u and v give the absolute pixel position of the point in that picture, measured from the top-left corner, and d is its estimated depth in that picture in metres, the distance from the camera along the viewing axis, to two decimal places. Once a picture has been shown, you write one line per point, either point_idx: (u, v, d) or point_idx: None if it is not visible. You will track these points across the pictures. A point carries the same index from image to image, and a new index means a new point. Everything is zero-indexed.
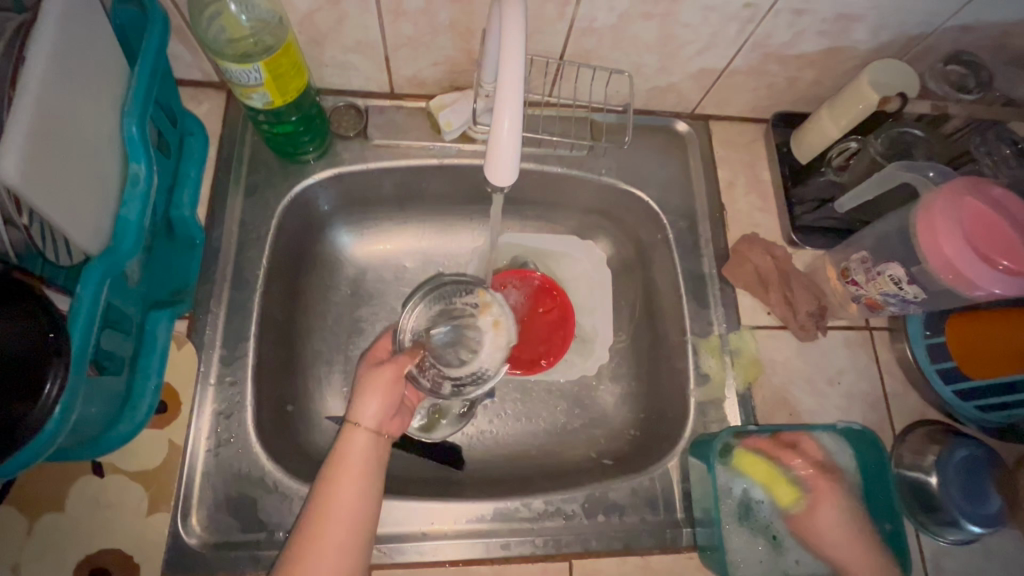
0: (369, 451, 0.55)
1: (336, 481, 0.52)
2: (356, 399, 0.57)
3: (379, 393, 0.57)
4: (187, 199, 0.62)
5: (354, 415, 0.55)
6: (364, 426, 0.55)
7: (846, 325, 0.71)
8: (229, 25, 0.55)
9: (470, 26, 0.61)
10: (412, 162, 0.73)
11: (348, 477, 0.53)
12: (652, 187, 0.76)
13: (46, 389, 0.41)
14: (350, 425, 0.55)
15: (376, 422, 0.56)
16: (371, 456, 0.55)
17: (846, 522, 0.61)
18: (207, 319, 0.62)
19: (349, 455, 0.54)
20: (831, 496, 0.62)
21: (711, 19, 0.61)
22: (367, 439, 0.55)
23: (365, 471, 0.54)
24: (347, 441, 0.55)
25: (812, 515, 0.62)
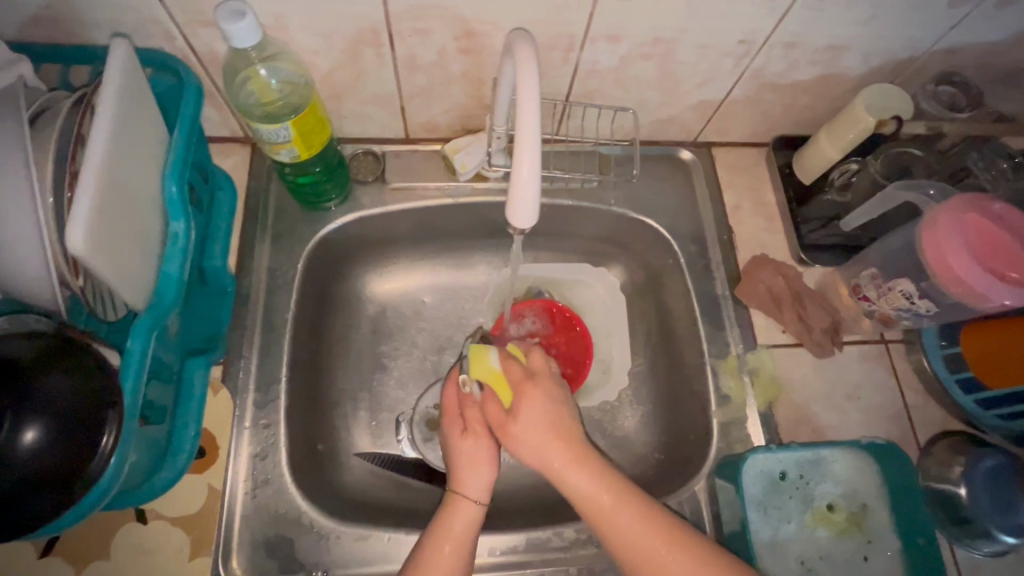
0: (471, 526, 0.56)
1: (437, 550, 0.54)
2: (457, 471, 0.59)
3: (477, 455, 0.58)
4: (219, 250, 0.65)
5: (457, 486, 0.58)
6: (469, 498, 0.57)
7: (861, 340, 0.72)
8: (260, 89, 0.58)
9: (480, 75, 0.65)
10: (428, 203, 0.76)
11: (451, 547, 0.55)
12: (660, 214, 0.78)
13: (103, 441, 0.43)
14: (455, 495, 0.57)
15: (478, 494, 0.57)
16: (472, 529, 0.56)
17: (534, 415, 0.58)
18: (240, 364, 0.64)
19: (454, 526, 0.56)
20: (538, 398, 0.58)
21: (708, 56, 0.65)
22: (467, 511, 0.56)
23: (465, 545, 0.55)
24: (452, 511, 0.56)
25: (565, 471, 0.55)
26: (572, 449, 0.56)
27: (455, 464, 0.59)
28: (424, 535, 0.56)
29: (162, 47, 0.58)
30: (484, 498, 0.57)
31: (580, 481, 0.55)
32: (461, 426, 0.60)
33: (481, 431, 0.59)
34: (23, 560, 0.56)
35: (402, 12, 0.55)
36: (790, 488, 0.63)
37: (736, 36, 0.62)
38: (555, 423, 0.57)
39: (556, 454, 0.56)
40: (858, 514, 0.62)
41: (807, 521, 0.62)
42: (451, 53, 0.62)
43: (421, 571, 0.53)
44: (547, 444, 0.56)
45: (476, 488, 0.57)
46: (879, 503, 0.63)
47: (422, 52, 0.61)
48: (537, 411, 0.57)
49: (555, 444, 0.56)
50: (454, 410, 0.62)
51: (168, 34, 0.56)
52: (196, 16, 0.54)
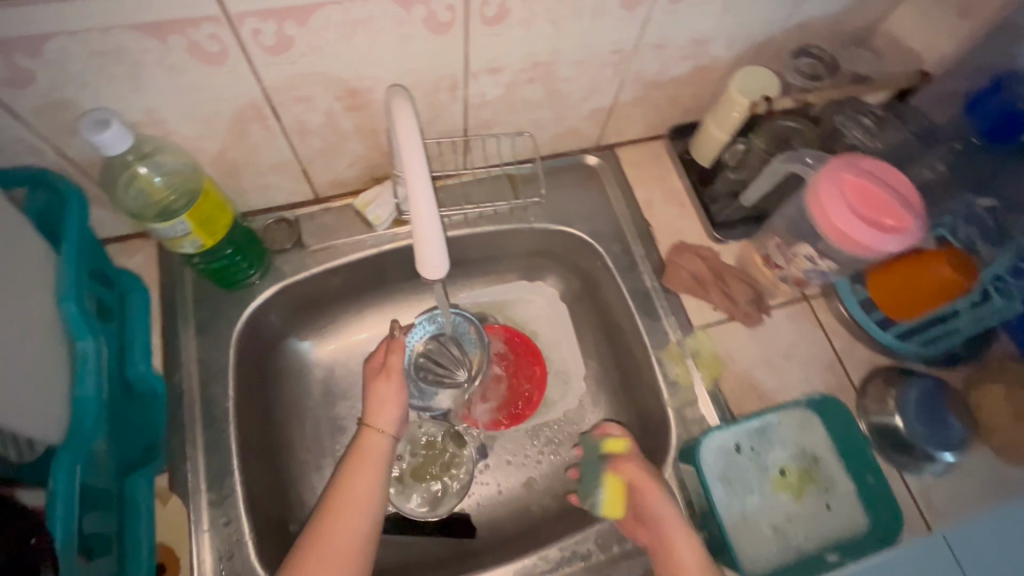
0: (382, 449, 0.64)
1: (357, 471, 0.62)
2: (369, 404, 0.66)
3: (386, 394, 0.66)
4: (140, 354, 0.63)
5: (368, 420, 0.65)
6: (381, 428, 0.64)
7: (784, 301, 0.77)
8: (148, 188, 0.57)
9: (374, 127, 0.65)
10: (352, 257, 0.75)
11: (365, 468, 0.62)
12: (580, 221, 0.81)
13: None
14: (366, 426, 0.64)
15: (389, 424, 0.65)
16: (383, 453, 0.64)
17: (665, 515, 0.60)
18: (186, 466, 0.62)
19: (368, 451, 0.63)
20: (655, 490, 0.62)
21: (587, 69, 0.67)
22: (379, 440, 0.64)
23: (379, 468, 0.63)
24: (364, 440, 0.64)
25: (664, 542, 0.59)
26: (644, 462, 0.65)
27: (369, 399, 0.66)
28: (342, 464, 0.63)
29: (31, 162, 0.55)
30: (394, 429, 0.65)
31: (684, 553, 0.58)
32: (381, 372, 0.67)
33: (393, 370, 0.67)
34: None
35: (279, 84, 0.55)
36: (747, 459, 0.66)
37: (608, 47, 0.65)
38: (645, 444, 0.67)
39: (642, 479, 0.63)
40: (811, 468, 0.66)
41: (770, 486, 0.65)
42: (338, 113, 0.62)
43: (344, 489, 0.60)
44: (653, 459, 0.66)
45: (386, 420, 0.65)
46: (826, 453, 0.67)
47: (309, 116, 0.61)
48: (665, 503, 0.61)
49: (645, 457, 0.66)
50: (376, 369, 0.68)
51: (35, 149, 0.54)
52: (61, 126, 0.52)
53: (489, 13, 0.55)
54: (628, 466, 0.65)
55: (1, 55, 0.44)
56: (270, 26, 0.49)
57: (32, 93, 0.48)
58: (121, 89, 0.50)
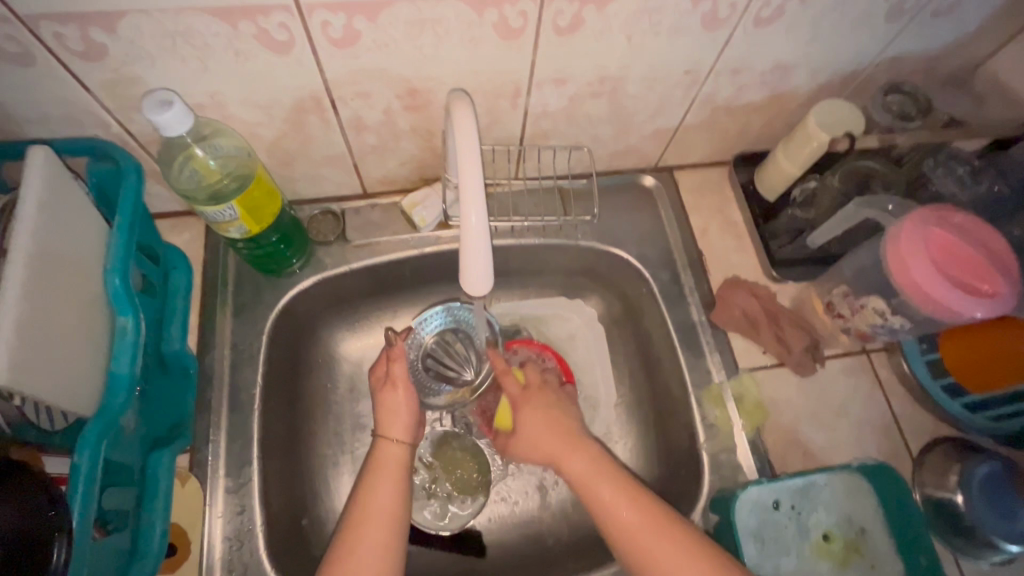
0: (400, 457, 0.63)
1: (377, 483, 0.61)
2: (382, 415, 0.66)
3: (399, 404, 0.66)
4: (177, 331, 0.63)
5: (382, 431, 0.65)
6: (395, 437, 0.64)
7: (842, 353, 0.72)
8: (201, 168, 0.56)
9: (430, 128, 0.64)
10: (393, 256, 0.74)
11: (385, 479, 0.61)
12: (629, 243, 0.77)
13: (55, 557, 0.40)
14: (381, 438, 0.64)
15: (402, 432, 0.65)
16: (401, 462, 0.63)
17: (548, 432, 0.65)
18: (208, 449, 0.62)
19: (385, 462, 0.63)
20: (537, 409, 0.68)
21: (657, 88, 0.64)
22: (397, 450, 0.64)
23: (400, 478, 0.62)
24: (382, 451, 0.63)
25: (586, 487, 0.61)
26: (573, 446, 0.64)
27: (379, 410, 0.66)
28: (360, 475, 0.62)
29: (97, 133, 0.56)
30: (409, 438, 0.65)
31: (605, 492, 0.59)
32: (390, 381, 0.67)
33: (401, 379, 0.66)
34: None
35: (341, 78, 0.55)
36: (786, 521, 0.61)
37: (682, 67, 0.62)
38: (557, 425, 0.66)
39: (539, 429, 0.66)
40: (858, 538, 0.61)
41: (808, 552, 0.60)
42: (396, 111, 0.60)
43: (366, 501, 0.59)
44: (549, 433, 0.65)
45: (400, 429, 0.65)
46: (874, 523, 0.61)
47: (367, 113, 0.60)
48: (530, 414, 0.67)
49: (545, 419, 0.66)
50: (383, 378, 0.68)
51: (102, 121, 0.55)
52: (128, 102, 0.53)
53: (563, 22, 0.53)
54: (530, 411, 0.68)
55: (78, 28, 0.45)
56: (339, 19, 0.48)
57: (104, 67, 0.49)
58: (189, 70, 0.50)
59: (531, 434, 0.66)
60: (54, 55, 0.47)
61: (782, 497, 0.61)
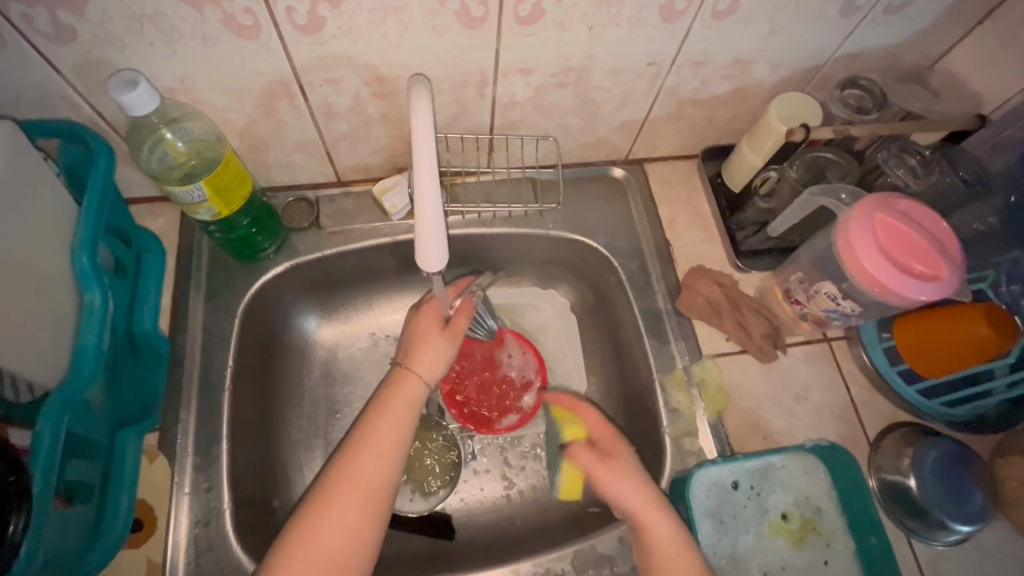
0: (418, 395, 0.64)
1: (389, 412, 0.62)
2: (412, 350, 0.66)
3: (436, 345, 0.66)
4: (148, 313, 0.64)
5: (408, 363, 0.65)
6: (422, 374, 0.65)
7: (803, 341, 0.73)
8: (172, 150, 0.58)
9: (400, 116, 0.65)
10: (366, 244, 0.76)
11: (398, 409, 0.62)
12: (599, 233, 0.79)
13: (12, 527, 0.41)
14: (406, 369, 0.65)
15: (428, 372, 0.65)
16: (417, 397, 0.64)
17: (636, 495, 0.59)
18: (177, 427, 0.63)
19: (405, 395, 0.63)
20: (632, 476, 0.60)
21: (621, 79, 0.66)
22: (417, 385, 0.64)
23: (410, 412, 0.63)
24: (403, 381, 0.64)
25: (648, 525, 0.57)
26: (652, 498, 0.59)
27: (414, 344, 0.67)
28: (377, 402, 0.63)
29: (69, 116, 0.57)
30: (434, 379, 0.65)
31: (660, 533, 0.57)
32: (437, 322, 0.67)
33: (456, 327, 0.68)
34: None
35: (308, 64, 0.56)
36: (743, 500, 0.63)
37: (644, 59, 0.63)
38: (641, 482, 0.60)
39: (632, 490, 0.60)
40: (815, 518, 0.63)
41: (764, 531, 0.62)
42: (365, 98, 0.62)
43: (375, 427, 0.60)
44: (637, 493, 0.59)
45: (429, 368, 0.65)
46: (826, 502, 0.63)
47: (336, 99, 0.61)
48: (635, 482, 0.60)
49: (635, 483, 0.60)
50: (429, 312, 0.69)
51: (73, 103, 0.56)
52: (97, 85, 0.54)
53: (523, 12, 0.54)
54: (616, 468, 0.61)
55: (46, 11, 0.46)
56: (303, 5, 0.50)
57: (73, 49, 0.50)
58: (157, 54, 0.52)
59: (623, 491, 0.60)
60: (23, 37, 0.48)
61: (739, 477, 0.63)
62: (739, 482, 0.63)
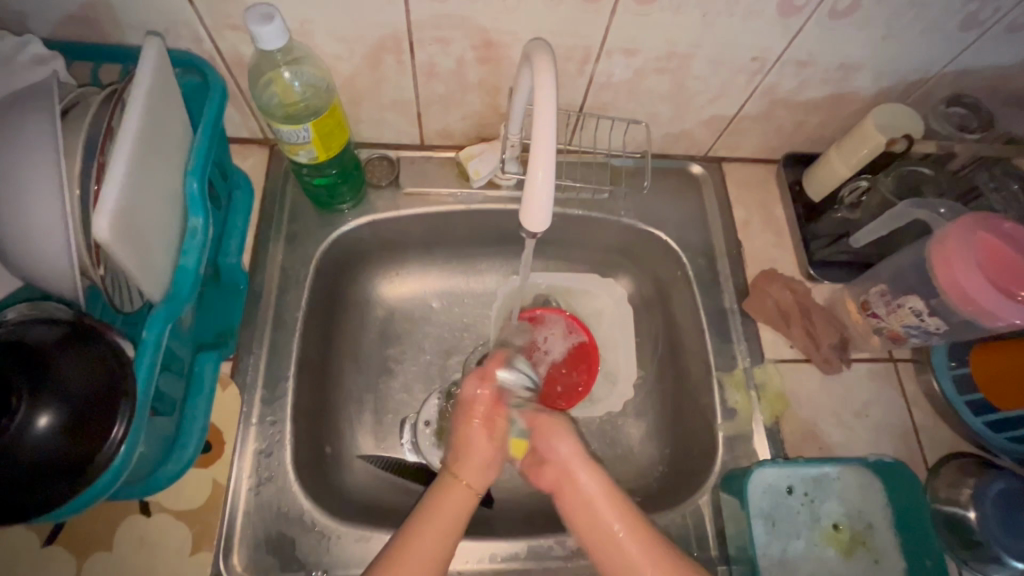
0: (465, 505, 0.57)
1: (430, 525, 0.54)
2: (459, 456, 0.61)
3: (482, 449, 0.61)
4: (234, 247, 0.65)
5: (456, 471, 0.59)
6: (469, 483, 0.58)
7: (870, 357, 0.72)
8: (282, 91, 0.60)
9: (497, 84, 0.66)
10: (440, 209, 0.77)
11: (439, 520, 0.55)
12: (670, 226, 0.79)
13: (112, 433, 0.43)
14: (453, 476, 0.59)
15: (476, 479, 0.59)
16: (464, 509, 0.57)
17: (570, 449, 0.61)
18: (249, 360, 0.65)
19: (447, 504, 0.56)
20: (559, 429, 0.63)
21: (721, 71, 0.65)
22: (464, 493, 0.58)
23: (455, 523, 0.56)
24: (449, 488, 0.58)
25: (574, 475, 0.59)
26: (595, 474, 0.59)
27: (460, 448, 0.61)
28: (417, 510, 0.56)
29: (189, 47, 0.60)
30: (482, 487, 0.59)
31: (586, 485, 0.58)
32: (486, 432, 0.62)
33: (496, 425, 0.63)
34: (27, 546, 0.55)
35: (423, 20, 0.57)
36: (795, 505, 0.62)
37: (749, 53, 0.63)
38: (580, 455, 0.61)
39: (575, 457, 0.61)
40: (865, 532, 0.62)
41: (814, 539, 0.62)
42: (469, 62, 0.63)
43: (413, 541, 0.53)
44: (574, 458, 0.60)
45: (474, 473, 0.59)
46: (880, 518, 0.62)
47: (441, 60, 0.62)
48: (567, 442, 0.62)
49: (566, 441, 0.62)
50: (467, 410, 0.64)
51: (196, 36, 0.58)
52: (224, 20, 0.56)
53: None
54: (557, 431, 0.62)
55: None
56: None
57: None
58: None
59: (564, 460, 0.61)
60: None
61: (793, 482, 0.63)
62: (793, 486, 0.63)
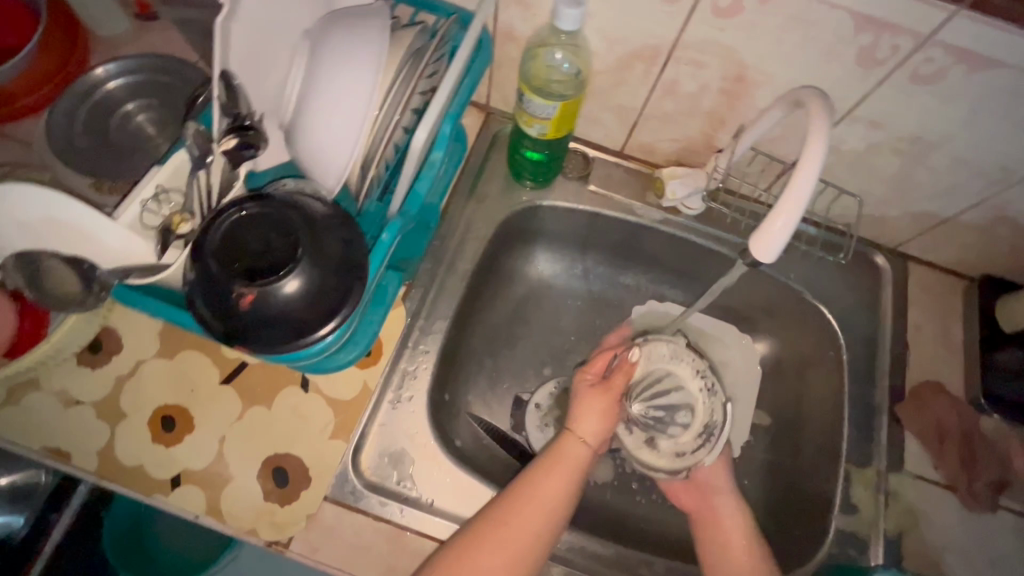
0: (579, 460, 0.63)
1: (550, 469, 0.61)
2: (573, 415, 0.67)
3: (600, 410, 0.67)
4: (439, 189, 0.72)
5: (572, 427, 0.66)
6: (585, 439, 0.65)
7: (1020, 511, 0.66)
8: (536, 68, 0.66)
9: (725, 118, 0.69)
10: (616, 215, 0.80)
11: (557, 471, 0.62)
12: (836, 305, 0.77)
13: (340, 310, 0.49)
14: (570, 431, 0.65)
15: (590, 438, 0.65)
16: (578, 463, 0.63)
17: (732, 505, 0.67)
18: (420, 291, 0.71)
19: (566, 454, 0.63)
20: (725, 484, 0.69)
21: (959, 171, 0.64)
22: (579, 447, 0.64)
23: (571, 474, 0.62)
24: (566, 442, 0.64)
25: (720, 523, 0.66)
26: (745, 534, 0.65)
27: (577, 407, 0.68)
28: (539, 462, 0.62)
29: None
30: (594, 445, 0.65)
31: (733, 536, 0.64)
32: (601, 387, 0.69)
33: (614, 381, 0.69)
34: (207, 379, 0.63)
35: (692, 42, 0.61)
36: None
37: (1000, 160, 0.61)
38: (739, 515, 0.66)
39: (733, 513, 0.67)
40: None
41: None
42: (711, 90, 0.66)
43: (534, 485, 0.60)
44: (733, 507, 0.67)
45: (588, 432, 0.66)
46: None
47: (686, 81, 0.66)
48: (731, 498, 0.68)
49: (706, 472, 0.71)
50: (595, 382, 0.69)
51: None
52: None
53: (924, 71, 0.55)
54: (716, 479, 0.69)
55: None
56: None
57: None
58: None
59: (721, 510, 0.67)
60: None
61: None
62: None
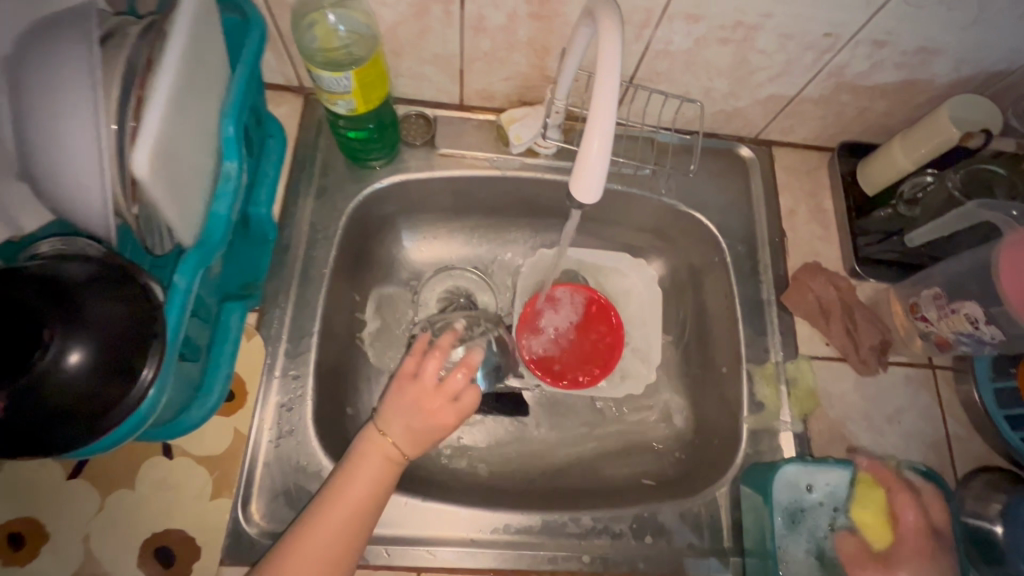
0: (385, 460, 0.55)
1: (347, 479, 0.54)
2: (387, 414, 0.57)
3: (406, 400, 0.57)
4: (264, 197, 0.63)
5: (381, 427, 0.57)
6: (388, 436, 0.56)
7: (907, 362, 0.70)
8: (323, 35, 0.59)
9: (548, 45, 0.63)
10: (474, 173, 0.74)
11: (356, 481, 0.54)
12: (712, 210, 0.75)
13: (142, 375, 0.43)
14: (375, 430, 0.57)
15: (400, 436, 0.56)
16: (388, 462, 0.56)
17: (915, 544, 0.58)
18: (275, 312, 0.65)
19: (369, 455, 0.56)
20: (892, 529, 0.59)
21: (788, 47, 0.61)
22: (383, 444, 0.56)
23: (376, 477, 0.55)
24: (370, 443, 0.56)
25: None
26: None
27: (391, 403, 0.58)
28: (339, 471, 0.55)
29: None
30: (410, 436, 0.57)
31: None
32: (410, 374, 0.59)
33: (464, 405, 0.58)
34: (51, 479, 0.56)
35: None
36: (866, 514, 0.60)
37: (823, 27, 0.59)
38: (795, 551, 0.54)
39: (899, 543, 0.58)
40: None
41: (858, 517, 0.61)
42: (520, 18, 0.59)
43: (322, 506, 0.53)
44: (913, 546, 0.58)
45: (396, 429, 0.56)
46: None
47: (491, 13, 0.59)
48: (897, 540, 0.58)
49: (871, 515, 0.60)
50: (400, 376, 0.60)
51: None
52: None
53: None
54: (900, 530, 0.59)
55: None
56: None
57: None
58: None
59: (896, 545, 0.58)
60: None
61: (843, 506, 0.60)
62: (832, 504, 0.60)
